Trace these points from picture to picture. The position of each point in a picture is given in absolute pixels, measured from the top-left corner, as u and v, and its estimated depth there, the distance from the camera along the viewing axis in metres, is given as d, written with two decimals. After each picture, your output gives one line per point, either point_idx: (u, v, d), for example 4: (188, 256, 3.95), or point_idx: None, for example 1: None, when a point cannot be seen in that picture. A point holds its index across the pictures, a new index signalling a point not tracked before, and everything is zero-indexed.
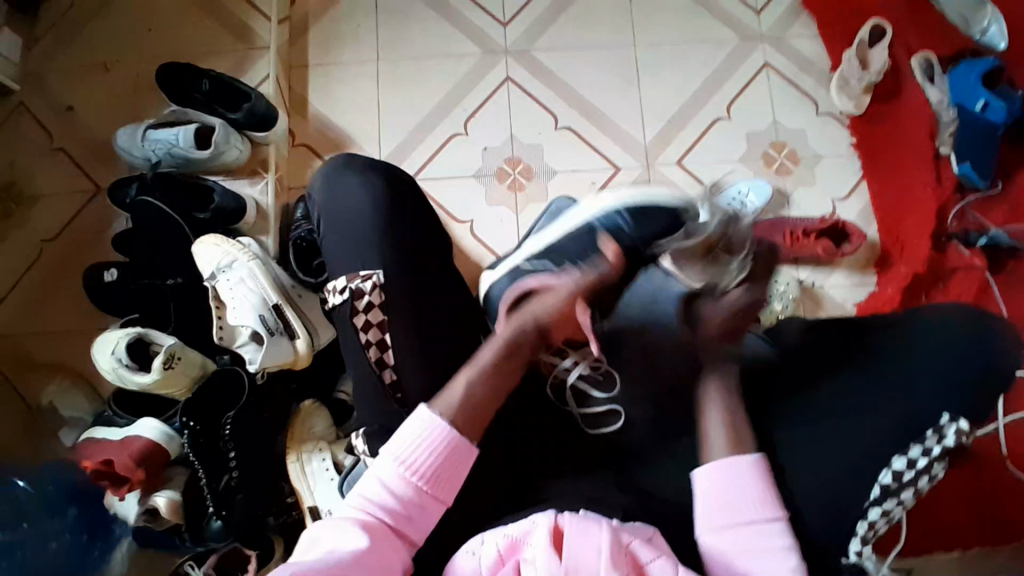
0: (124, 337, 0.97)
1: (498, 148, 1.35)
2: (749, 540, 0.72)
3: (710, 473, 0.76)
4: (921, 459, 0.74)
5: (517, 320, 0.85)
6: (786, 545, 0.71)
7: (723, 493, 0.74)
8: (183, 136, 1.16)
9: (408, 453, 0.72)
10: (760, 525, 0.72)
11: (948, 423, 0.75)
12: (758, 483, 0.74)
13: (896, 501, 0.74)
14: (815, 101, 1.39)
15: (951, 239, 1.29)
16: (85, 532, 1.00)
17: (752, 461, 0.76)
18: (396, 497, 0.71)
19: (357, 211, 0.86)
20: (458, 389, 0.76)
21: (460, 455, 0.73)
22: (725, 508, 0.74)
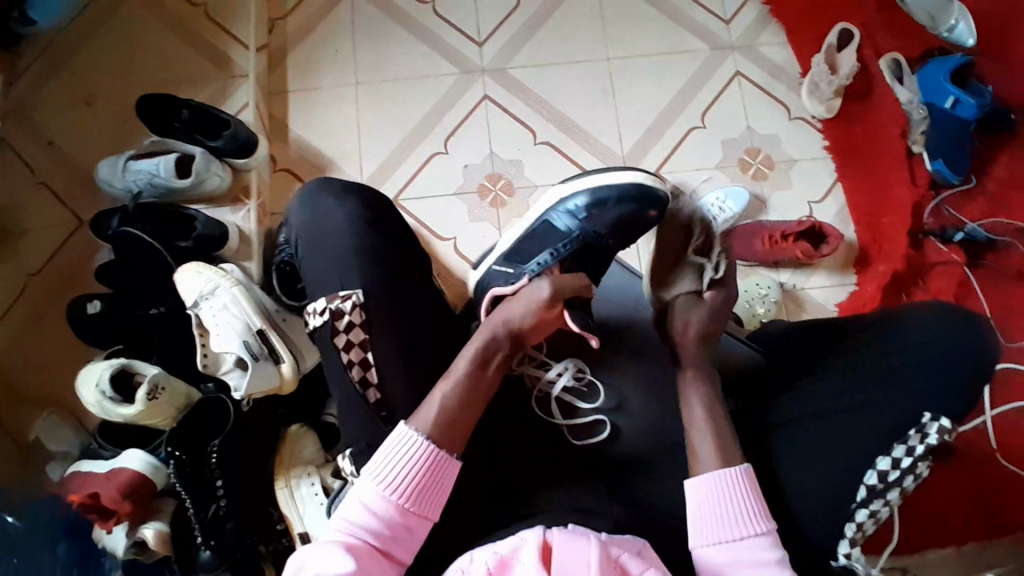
0: (108, 368, 0.97)
1: (479, 164, 1.36)
2: (740, 552, 0.72)
3: (699, 485, 0.75)
4: (905, 459, 0.75)
5: (489, 329, 0.83)
6: (777, 557, 0.71)
7: (714, 506, 0.74)
8: (164, 165, 1.17)
9: (389, 473, 0.73)
10: (750, 538, 0.72)
11: (931, 422, 0.76)
12: (748, 495, 0.74)
13: (883, 501, 0.75)
14: (787, 107, 1.42)
15: (928, 236, 1.31)
16: (76, 565, 0.98)
17: (740, 472, 0.75)
18: (379, 518, 0.71)
19: (335, 235, 0.86)
20: (436, 404, 0.76)
21: (441, 471, 0.74)
22: (716, 520, 0.73)
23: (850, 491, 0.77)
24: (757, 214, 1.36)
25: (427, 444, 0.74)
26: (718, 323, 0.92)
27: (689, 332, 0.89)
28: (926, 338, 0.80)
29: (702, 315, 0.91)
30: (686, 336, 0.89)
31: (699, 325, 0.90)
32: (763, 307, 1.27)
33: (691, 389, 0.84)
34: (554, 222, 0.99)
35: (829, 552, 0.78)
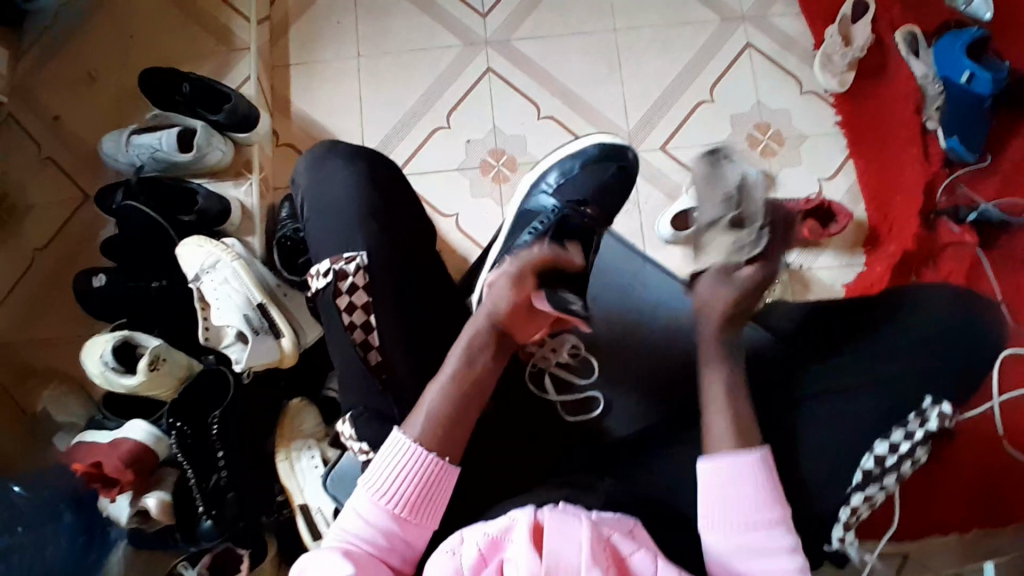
0: (110, 341, 0.98)
1: (481, 140, 1.35)
2: (753, 542, 0.70)
3: (713, 468, 0.73)
4: (905, 444, 0.75)
5: (484, 316, 0.81)
6: (790, 546, 0.69)
7: (729, 488, 0.72)
8: (166, 139, 1.16)
9: (384, 482, 0.71)
10: (766, 524, 0.70)
11: (931, 406, 0.76)
12: (761, 480, 0.72)
13: (879, 487, 0.74)
14: (799, 81, 1.38)
15: (940, 216, 1.27)
16: (82, 534, 1.01)
17: (759, 455, 0.73)
18: (377, 529, 0.70)
19: (335, 205, 0.86)
20: (435, 392, 0.76)
21: (438, 481, 0.72)
22: (730, 505, 0.71)
23: (848, 477, 0.76)
24: (766, 190, 1.31)
25: (422, 452, 0.72)
26: (754, 293, 0.87)
27: (718, 311, 0.86)
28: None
29: (723, 291, 0.87)
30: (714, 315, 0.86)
31: (731, 298, 0.86)
32: (767, 287, 1.23)
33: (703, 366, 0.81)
34: (531, 207, 1.02)
35: (822, 534, 0.77)
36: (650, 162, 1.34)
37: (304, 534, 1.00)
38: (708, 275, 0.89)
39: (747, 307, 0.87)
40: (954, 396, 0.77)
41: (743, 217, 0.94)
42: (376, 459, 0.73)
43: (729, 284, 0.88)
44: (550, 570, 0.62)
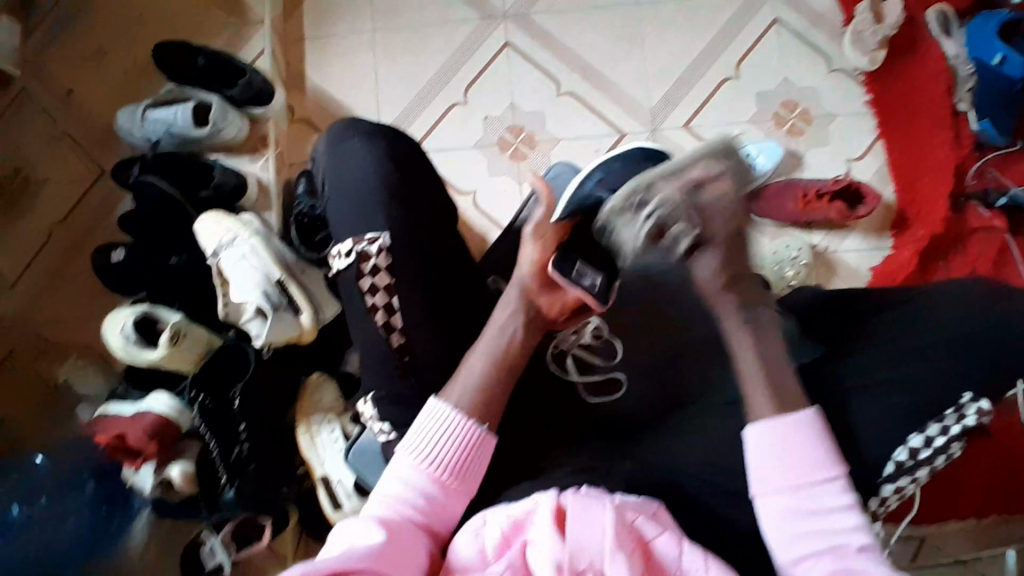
0: (130, 315, 0.99)
1: (499, 116, 1.32)
2: (810, 500, 0.69)
3: (763, 434, 0.71)
4: (939, 438, 0.72)
5: (515, 286, 0.81)
6: (848, 502, 0.69)
7: (779, 454, 0.70)
8: (182, 114, 1.14)
9: (428, 448, 0.72)
10: (819, 486, 0.69)
11: (970, 403, 0.72)
12: (816, 443, 0.70)
13: (910, 479, 0.74)
14: (827, 58, 1.34)
15: (969, 200, 1.24)
16: (103, 504, 1.02)
17: (806, 416, 0.71)
18: (421, 493, 0.71)
19: (355, 181, 0.84)
20: (477, 362, 0.76)
21: (480, 449, 0.73)
22: (784, 469, 0.70)
23: (878, 466, 0.74)
24: (792, 171, 1.30)
25: (466, 420, 0.73)
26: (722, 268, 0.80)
27: (711, 288, 0.78)
28: (975, 307, 0.75)
29: (721, 262, 0.78)
30: (710, 294, 0.78)
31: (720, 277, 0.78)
32: (793, 270, 1.22)
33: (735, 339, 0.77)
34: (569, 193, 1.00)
35: None
36: (672, 141, 1.31)
37: (324, 504, 1.02)
38: (709, 249, 0.78)
39: (743, 286, 0.79)
40: (993, 389, 0.74)
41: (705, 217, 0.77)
42: (418, 425, 0.74)
43: (728, 250, 0.77)
44: (572, 556, 0.61)
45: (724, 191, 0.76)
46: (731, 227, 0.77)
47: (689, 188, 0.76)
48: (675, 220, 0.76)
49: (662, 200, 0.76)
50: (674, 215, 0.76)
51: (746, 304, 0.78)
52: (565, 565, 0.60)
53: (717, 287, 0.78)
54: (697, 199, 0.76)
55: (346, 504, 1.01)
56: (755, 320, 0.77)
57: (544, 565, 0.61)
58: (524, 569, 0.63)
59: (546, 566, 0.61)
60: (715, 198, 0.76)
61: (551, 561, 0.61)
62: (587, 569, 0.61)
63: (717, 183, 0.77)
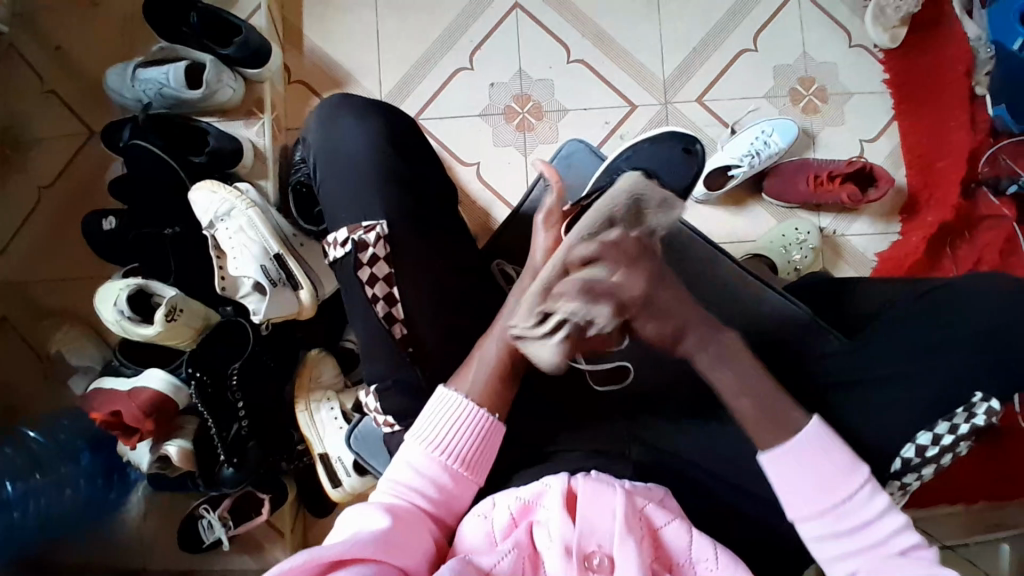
0: (125, 289, 0.96)
1: (506, 83, 1.27)
2: (846, 515, 0.66)
3: (785, 458, 0.68)
4: (948, 437, 0.72)
5: (529, 274, 0.80)
6: (882, 506, 0.67)
7: (804, 472, 0.68)
8: (173, 75, 1.08)
9: (440, 436, 0.71)
10: (853, 498, 0.67)
11: (980, 402, 0.72)
12: (835, 452, 0.68)
13: (916, 475, 0.74)
14: (849, 32, 1.28)
15: (980, 186, 1.22)
16: (99, 478, 1.03)
17: (815, 429, 0.69)
18: (430, 480, 0.70)
19: (352, 161, 0.82)
20: (493, 346, 0.75)
21: (491, 438, 0.73)
22: (817, 491, 0.67)
23: (884, 463, 0.74)
24: (804, 151, 1.26)
25: (477, 409, 0.72)
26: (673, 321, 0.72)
27: (666, 341, 0.74)
28: (999, 304, 0.74)
29: (658, 322, 0.72)
30: (665, 346, 0.74)
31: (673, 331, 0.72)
32: (800, 254, 1.20)
33: (711, 376, 0.73)
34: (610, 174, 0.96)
35: None
36: (684, 115, 1.27)
37: (323, 482, 1.03)
38: (640, 320, 0.72)
39: (693, 329, 0.73)
40: (1005, 392, 0.73)
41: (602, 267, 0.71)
42: (428, 412, 0.73)
43: (654, 309, 0.72)
44: (582, 537, 0.62)
45: (624, 268, 0.70)
46: (648, 291, 0.71)
47: (588, 279, 0.69)
48: (591, 318, 0.70)
49: (568, 307, 0.69)
50: (590, 313, 0.69)
51: (705, 343, 0.73)
52: (574, 547, 0.61)
53: (671, 338, 0.73)
54: (596, 289, 0.69)
55: (344, 481, 1.02)
56: (723, 354, 0.73)
57: (552, 545, 0.62)
58: (530, 548, 0.63)
59: (554, 545, 0.62)
60: (608, 262, 0.71)
61: (559, 542, 0.61)
62: (597, 551, 0.62)
63: (610, 260, 0.70)
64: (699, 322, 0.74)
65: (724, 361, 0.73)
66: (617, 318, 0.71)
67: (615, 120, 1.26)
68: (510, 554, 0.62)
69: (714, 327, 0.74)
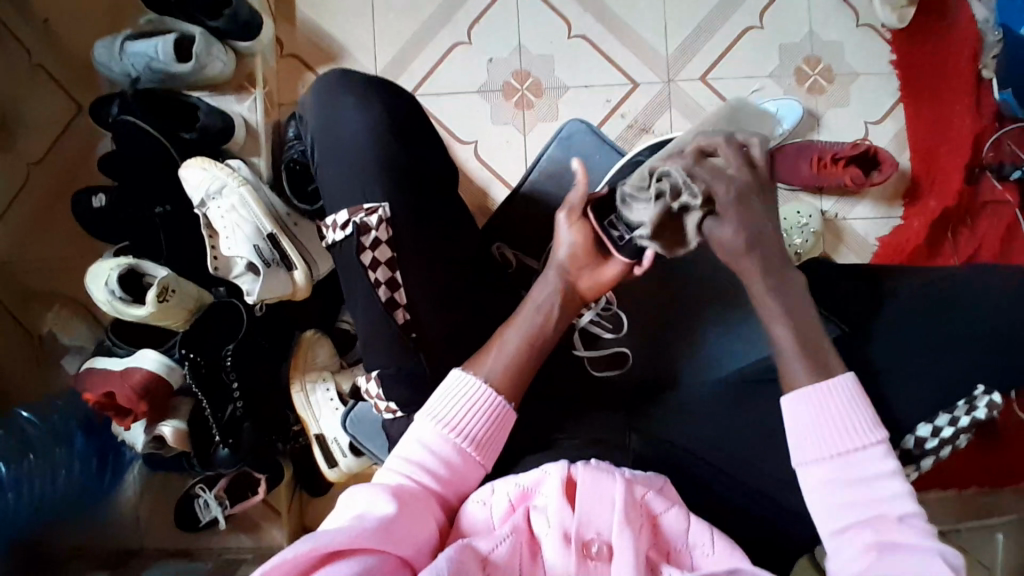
0: (115, 269, 0.94)
1: (505, 60, 1.23)
2: (851, 468, 0.65)
3: (803, 400, 0.69)
4: (947, 429, 0.72)
5: (552, 270, 0.80)
6: (890, 469, 0.65)
7: (818, 419, 0.68)
8: (162, 48, 1.04)
9: (454, 416, 0.71)
10: (860, 450, 0.66)
11: (982, 395, 0.73)
12: (853, 404, 0.68)
13: (914, 467, 0.74)
14: (857, 11, 1.25)
15: (984, 171, 1.20)
16: (93, 459, 1.03)
17: (847, 380, 0.69)
18: (441, 458, 0.69)
19: (349, 140, 0.80)
20: (513, 336, 0.76)
21: (504, 422, 0.72)
22: (827, 439, 0.67)
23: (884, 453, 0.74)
24: (808, 133, 1.24)
25: (494, 394, 0.72)
26: (751, 238, 0.76)
27: (732, 249, 0.76)
28: (1008, 299, 0.75)
29: (736, 225, 0.76)
30: (732, 255, 0.76)
31: (745, 239, 0.76)
32: (800, 238, 1.19)
33: (762, 305, 0.75)
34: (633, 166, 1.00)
35: None
36: (687, 96, 1.24)
37: (320, 461, 1.03)
38: (725, 216, 0.76)
39: (767, 248, 0.76)
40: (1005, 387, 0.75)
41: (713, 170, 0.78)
42: (441, 391, 0.72)
43: (741, 211, 0.76)
44: (581, 525, 0.61)
45: (728, 160, 0.79)
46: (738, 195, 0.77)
47: (700, 161, 0.79)
48: (687, 182, 0.76)
49: (671, 167, 0.78)
50: (689, 180, 0.76)
51: (772, 268, 0.76)
52: (572, 534, 0.61)
53: (742, 246, 0.76)
54: (703, 168, 0.78)
55: (341, 461, 1.02)
56: (782, 283, 0.75)
57: (550, 532, 0.62)
58: (528, 533, 0.63)
59: (552, 531, 0.62)
60: (718, 166, 0.78)
61: (557, 529, 0.61)
62: (595, 539, 0.61)
63: (721, 155, 0.80)
64: (769, 253, 0.76)
65: (783, 291, 0.75)
66: (706, 198, 0.76)
67: (617, 98, 1.23)
68: (507, 540, 0.61)
69: (783, 265, 0.77)
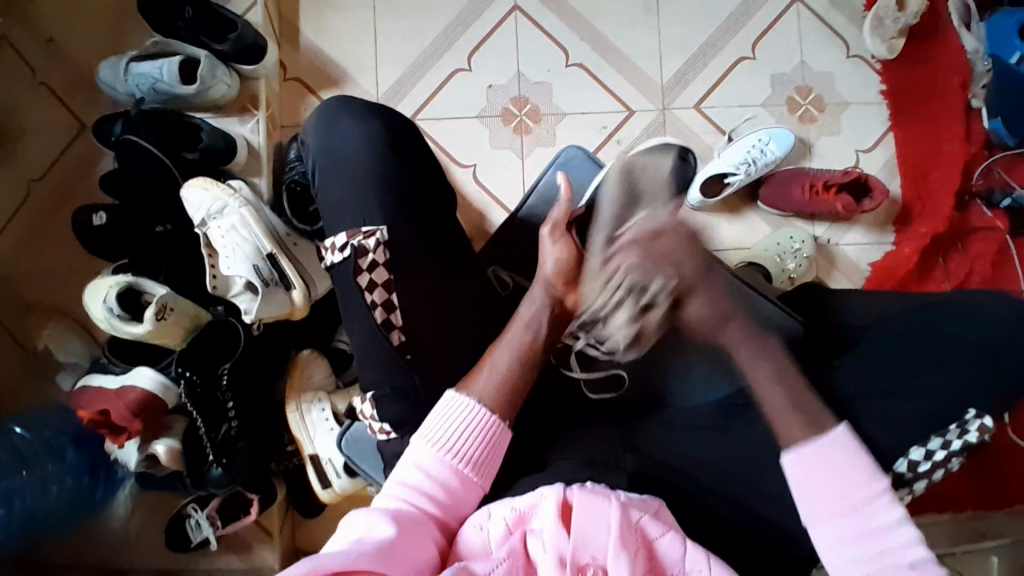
0: (114, 287, 0.94)
1: (504, 85, 1.26)
2: (859, 521, 0.66)
3: (803, 458, 0.69)
4: (940, 452, 0.72)
5: (540, 286, 0.81)
6: (897, 517, 0.66)
7: (819, 475, 0.68)
8: (167, 69, 1.07)
9: (449, 438, 0.71)
10: (866, 501, 0.66)
11: (973, 418, 0.72)
12: (856, 459, 0.68)
13: (908, 490, 0.74)
14: (846, 42, 1.29)
15: (974, 198, 1.22)
16: (86, 475, 1.02)
17: (843, 434, 0.69)
18: (439, 482, 0.69)
19: (348, 163, 0.81)
20: (507, 350, 0.76)
21: (500, 442, 0.73)
22: (831, 492, 0.67)
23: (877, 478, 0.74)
24: (800, 160, 1.27)
25: (489, 413, 0.72)
26: (727, 298, 0.80)
27: (708, 325, 0.79)
28: (991, 319, 0.75)
29: (707, 302, 0.79)
30: (709, 330, 0.80)
31: (718, 311, 0.79)
32: (795, 263, 1.20)
33: (755, 369, 0.76)
34: None
35: None
36: (682, 122, 1.27)
37: (313, 483, 1.03)
38: (692, 296, 0.78)
39: (737, 319, 0.79)
40: (993, 408, 0.74)
41: (659, 269, 0.77)
42: (436, 414, 0.72)
43: (706, 288, 0.78)
44: (576, 548, 0.61)
45: (674, 242, 0.78)
46: (699, 270, 0.78)
47: (649, 247, 0.77)
48: (648, 284, 0.77)
49: (628, 274, 0.77)
50: (648, 278, 0.77)
51: (752, 332, 0.79)
52: (568, 558, 0.61)
53: (715, 322, 0.79)
54: (655, 262, 0.77)
55: (335, 482, 1.02)
56: (766, 347, 0.77)
57: (546, 556, 0.61)
58: (524, 558, 0.63)
59: (548, 558, 0.61)
60: (671, 252, 0.77)
61: (553, 553, 0.61)
62: (590, 563, 0.61)
63: (666, 235, 0.78)
64: (743, 320, 0.79)
65: (763, 347, 0.77)
66: (674, 288, 0.77)
67: (613, 124, 1.26)
68: (504, 563, 0.61)
69: (753, 328, 0.79)
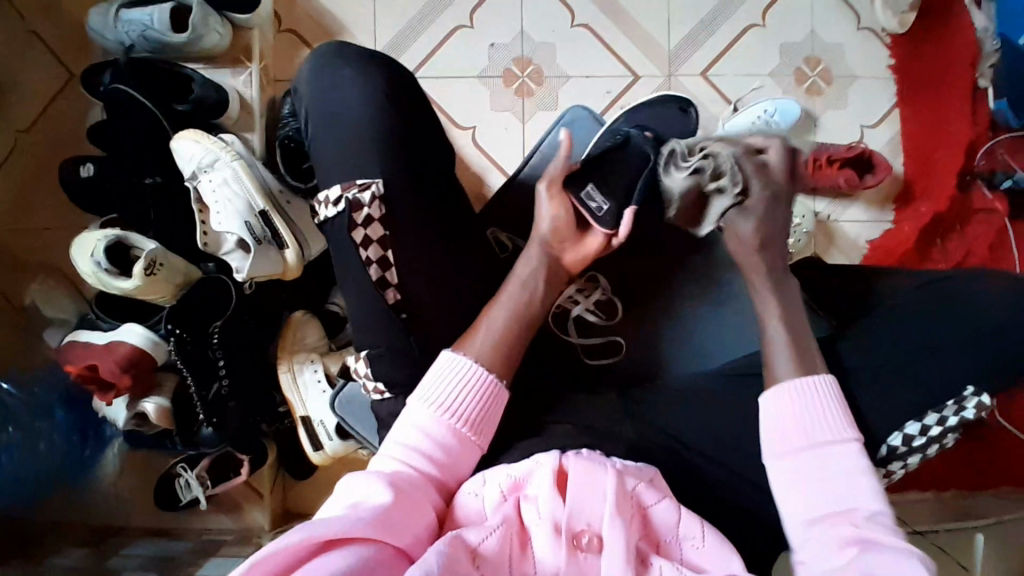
0: (101, 239, 0.92)
1: (506, 45, 1.22)
2: (823, 464, 0.67)
3: (781, 394, 0.70)
4: (935, 428, 0.72)
5: (536, 245, 0.80)
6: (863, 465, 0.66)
7: (796, 417, 0.69)
8: (157, 16, 1.01)
9: (447, 398, 0.70)
10: (837, 445, 0.67)
11: (971, 396, 0.73)
12: (833, 404, 0.69)
13: (901, 464, 0.74)
14: (857, 14, 1.25)
15: (975, 179, 1.22)
16: (76, 433, 1.03)
17: (825, 380, 0.71)
18: (438, 442, 0.69)
19: (345, 118, 0.78)
20: (501, 314, 0.76)
21: (498, 401, 0.72)
22: (802, 434, 0.68)
23: (871, 450, 0.74)
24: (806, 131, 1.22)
25: (486, 372, 0.72)
26: (779, 248, 0.80)
27: (747, 245, 0.80)
28: (996, 302, 0.75)
29: (759, 224, 0.80)
30: (745, 249, 0.80)
31: (761, 233, 0.79)
32: (794, 238, 1.19)
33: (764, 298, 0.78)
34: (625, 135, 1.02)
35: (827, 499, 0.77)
36: (687, 90, 1.24)
37: (305, 444, 1.03)
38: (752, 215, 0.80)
39: (775, 249, 0.80)
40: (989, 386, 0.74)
41: (754, 165, 0.79)
42: (433, 374, 0.72)
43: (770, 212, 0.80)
44: (571, 516, 0.61)
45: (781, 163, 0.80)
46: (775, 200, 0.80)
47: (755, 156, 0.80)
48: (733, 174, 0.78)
49: (721, 154, 0.79)
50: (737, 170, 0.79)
51: (782, 276, 0.80)
52: (563, 526, 0.61)
53: (755, 246, 0.80)
54: (751, 161, 0.79)
55: (327, 445, 1.02)
56: (781, 288, 0.79)
57: (542, 522, 0.61)
58: (518, 524, 0.62)
59: (543, 523, 0.61)
60: (769, 168, 0.79)
61: (549, 520, 0.61)
62: (585, 530, 0.61)
63: (775, 151, 0.80)
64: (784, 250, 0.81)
65: (789, 307, 0.77)
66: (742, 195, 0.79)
67: (618, 89, 1.23)
68: (497, 532, 0.61)
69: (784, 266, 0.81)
